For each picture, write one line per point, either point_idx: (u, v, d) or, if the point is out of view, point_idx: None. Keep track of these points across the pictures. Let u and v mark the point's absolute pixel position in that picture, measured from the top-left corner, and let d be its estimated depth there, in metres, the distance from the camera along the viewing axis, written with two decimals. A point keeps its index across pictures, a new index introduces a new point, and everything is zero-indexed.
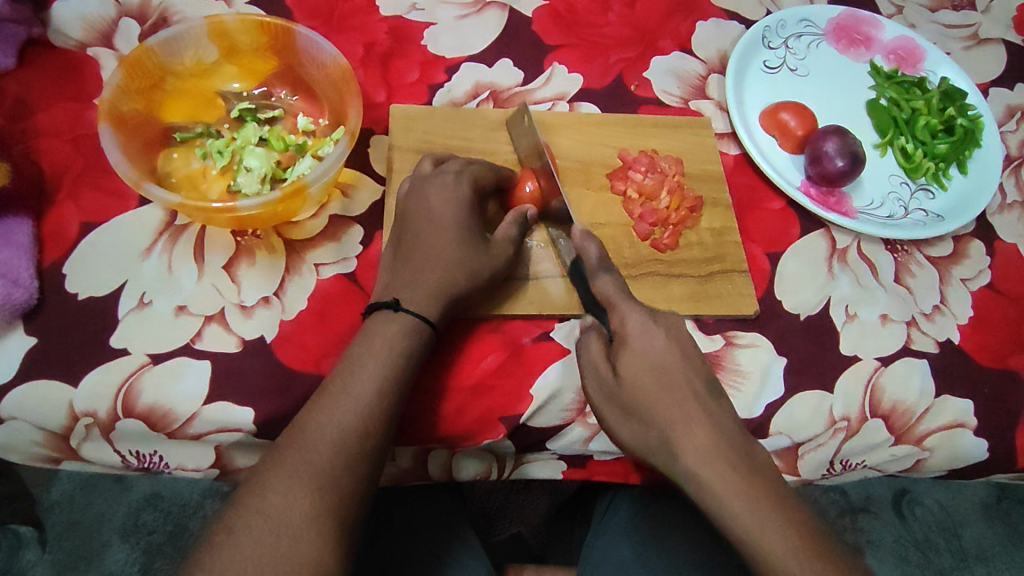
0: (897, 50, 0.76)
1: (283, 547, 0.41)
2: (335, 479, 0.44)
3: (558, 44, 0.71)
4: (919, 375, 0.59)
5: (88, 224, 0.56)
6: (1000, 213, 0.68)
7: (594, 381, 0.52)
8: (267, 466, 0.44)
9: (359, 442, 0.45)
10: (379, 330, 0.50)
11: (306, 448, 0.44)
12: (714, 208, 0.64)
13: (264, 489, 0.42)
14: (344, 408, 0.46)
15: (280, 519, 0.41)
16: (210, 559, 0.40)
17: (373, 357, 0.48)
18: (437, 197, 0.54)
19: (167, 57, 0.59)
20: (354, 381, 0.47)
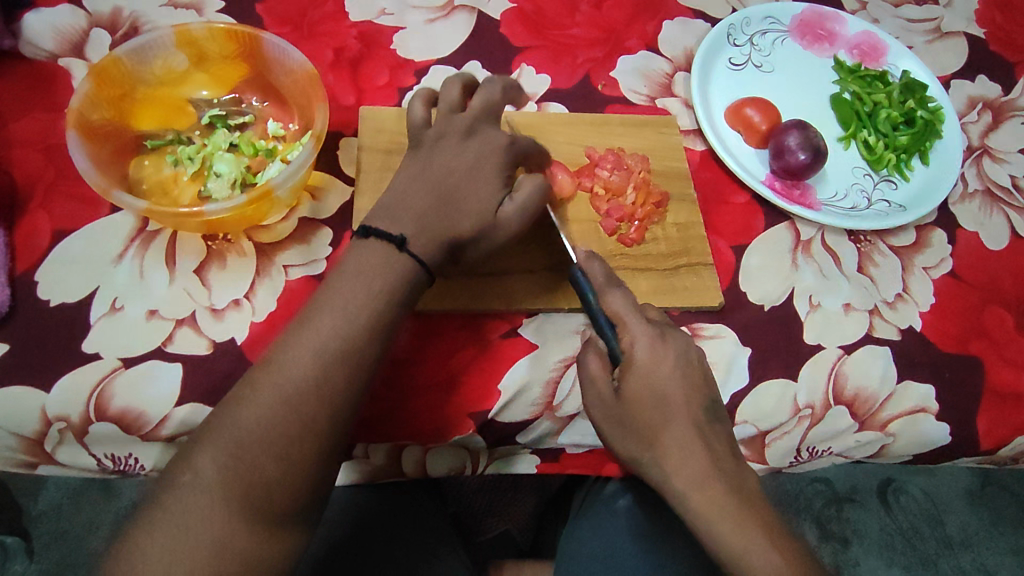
0: (860, 45, 0.77)
1: (256, 477, 0.42)
2: (317, 415, 0.44)
3: (526, 46, 0.72)
4: (881, 363, 0.60)
5: (60, 232, 0.56)
6: (961, 202, 0.70)
7: (596, 404, 0.51)
8: (247, 393, 0.43)
9: (343, 378, 0.45)
10: (372, 260, 0.48)
11: (287, 380, 0.43)
12: (680, 203, 0.65)
13: (206, 460, 0.42)
14: (298, 379, 0.44)
15: (254, 452, 0.42)
16: (181, 482, 0.41)
17: (338, 324, 0.45)
18: (444, 152, 0.53)
19: (136, 66, 0.60)
20: (343, 314, 0.45)
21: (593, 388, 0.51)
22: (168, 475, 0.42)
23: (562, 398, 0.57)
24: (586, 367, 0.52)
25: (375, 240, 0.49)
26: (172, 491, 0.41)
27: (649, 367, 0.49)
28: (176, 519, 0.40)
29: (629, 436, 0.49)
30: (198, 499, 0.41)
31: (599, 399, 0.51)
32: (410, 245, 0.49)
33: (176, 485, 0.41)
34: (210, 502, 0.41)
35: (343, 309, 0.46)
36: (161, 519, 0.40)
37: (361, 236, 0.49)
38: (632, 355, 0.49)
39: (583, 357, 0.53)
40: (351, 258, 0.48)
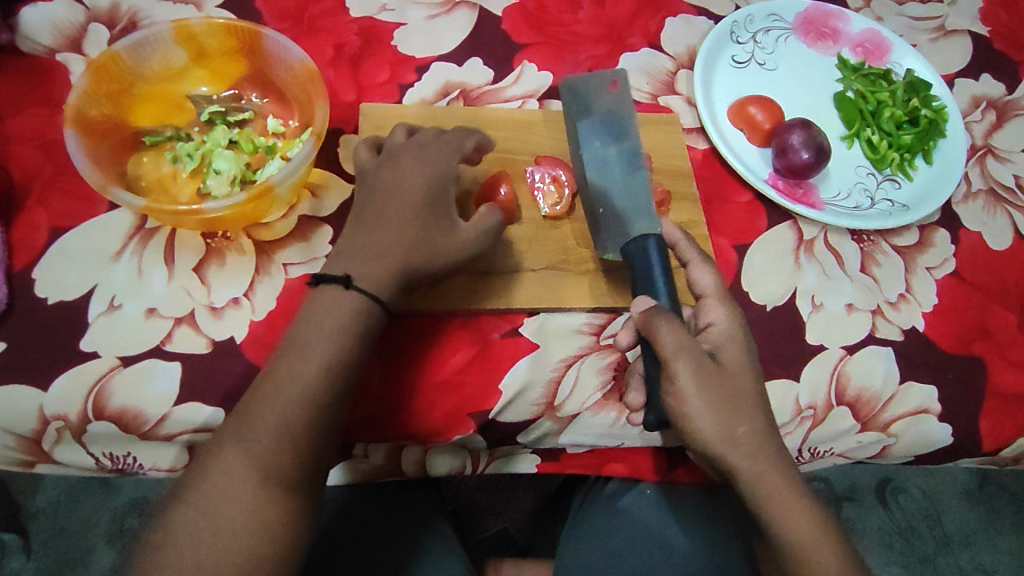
0: (864, 43, 0.77)
1: (222, 539, 0.42)
2: (280, 471, 0.44)
3: (528, 43, 0.72)
4: (884, 363, 0.60)
5: (57, 229, 0.56)
6: (965, 201, 0.69)
7: (692, 364, 0.46)
8: (212, 455, 0.44)
9: (304, 435, 0.45)
10: (331, 307, 0.47)
11: (248, 440, 0.44)
12: (682, 202, 0.65)
13: (213, 472, 0.44)
14: (291, 391, 0.45)
15: (220, 513, 0.43)
16: (152, 546, 0.42)
17: (322, 338, 0.46)
18: (408, 165, 0.53)
19: (135, 62, 0.60)
20: (300, 368, 0.45)
21: (688, 352, 0.46)
22: (140, 540, 0.43)
23: (563, 398, 0.56)
24: (666, 331, 0.46)
25: (327, 285, 0.48)
26: (155, 544, 0.42)
27: (736, 339, 0.50)
28: (191, 530, 0.42)
29: (725, 410, 0.46)
30: (211, 509, 0.43)
31: (699, 363, 0.46)
32: (357, 282, 0.48)
33: (189, 497, 0.43)
34: (222, 513, 0.43)
35: (323, 324, 0.46)
36: (177, 532, 0.42)
37: (313, 284, 0.48)
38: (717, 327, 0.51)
39: (663, 318, 0.47)
40: (311, 306, 0.48)
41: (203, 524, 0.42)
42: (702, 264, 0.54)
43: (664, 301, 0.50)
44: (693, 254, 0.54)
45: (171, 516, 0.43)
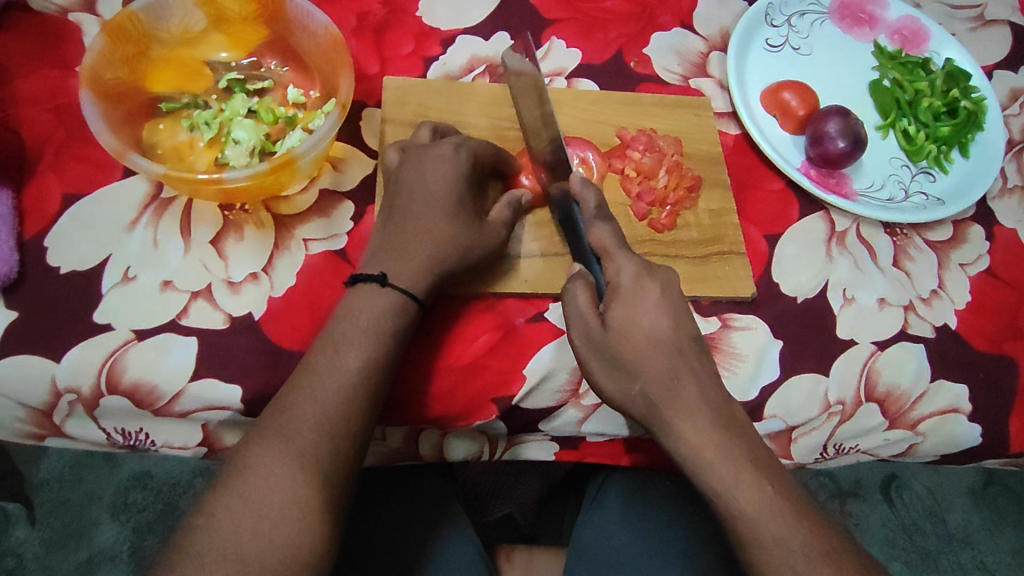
0: (902, 30, 0.74)
1: (264, 529, 0.40)
2: (320, 459, 0.43)
3: (556, 19, 0.69)
4: (915, 360, 0.58)
5: (70, 196, 0.54)
6: (1000, 197, 0.67)
7: (577, 326, 0.49)
8: (248, 446, 0.43)
9: (344, 424, 0.45)
10: (366, 305, 0.48)
11: (287, 429, 0.43)
12: (713, 188, 0.63)
13: (251, 461, 0.42)
14: (334, 379, 0.45)
15: (261, 500, 0.41)
16: (189, 540, 0.40)
17: (360, 332, 0.47)
18: (434, 166, 0.53)
19: (152, 23, 0.57)
20: (338, 360, 0.46)
21: (577, 318, 0.49)
22: (174, 538, 0.40)
23: (588, 386, 0.55)
24: (572, 298, 0.49)
25: (360, 284, 0.50)
26: (194, 536, 0.40)
27: (644, 316, 0.48)
28: (233, 519, 0.40)
29: (612, 368, 0.48)
30: (254, 495, 0.41)
31: (585, 331, 0.48)
32: (392, 280, 0.50)
33: (228, 486, 0.41)
34: (267, 498, 0.41)
35: (363, 320, 0.48)
36: (218, 520, 0.40)
37: (348, 284, 0.50)
38: (616, 283, 0.49)
39: (569, 288, 0.50)
40: (343, 307, 0.49)
41: (245, 511, 0.40)
42: (612, 226, 0.51)
43: (596, 268, 0.53)
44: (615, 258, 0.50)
45: (208, 506, 0.41)
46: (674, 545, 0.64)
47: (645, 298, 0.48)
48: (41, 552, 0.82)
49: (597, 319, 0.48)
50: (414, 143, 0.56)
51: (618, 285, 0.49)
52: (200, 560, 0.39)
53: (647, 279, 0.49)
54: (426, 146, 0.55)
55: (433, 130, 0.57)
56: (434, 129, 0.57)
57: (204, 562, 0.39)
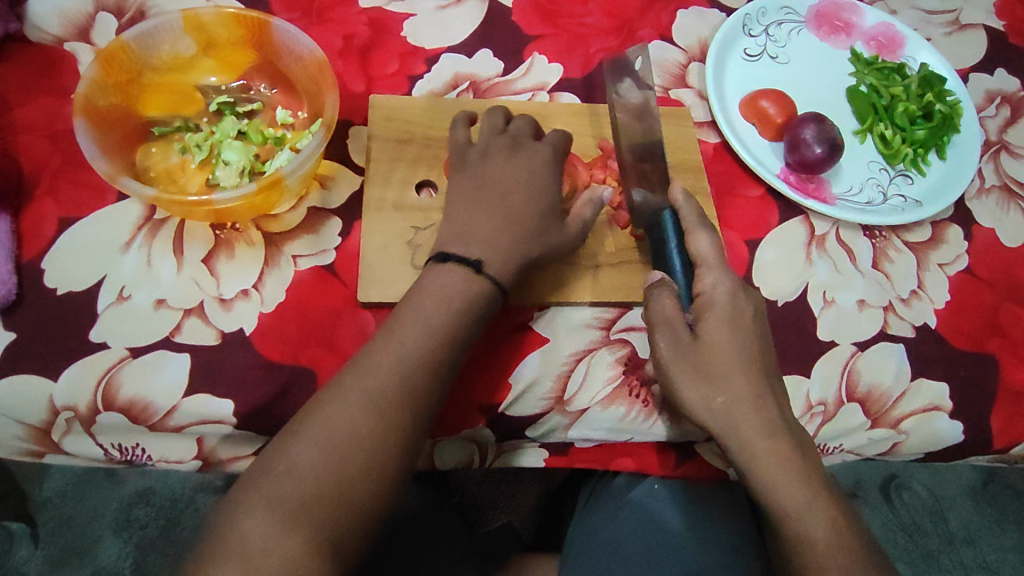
0: (877, 36, 0.76)
1: (310, 516, 0.40)
2: (373, 451, 0.43)
3: (538, 35, 0.71)
4: (895, 360, 0.60)
5: (66, 219, 0.56)
6: (978, 197, 0.69)
7: (666, 336, 0.50)
8: (304, 429, 0.43)
9: (400, 416, 0.45)
10: (423, 303, 0.49)
11: (344, 417, 0.43)
12: (694, 196, 0.64)
13: (306, 447, 0.42)
14: (390, 375, 0.45)
15: (308, 487, 0.41)
16: (233, 520, 0.40)
17: (424, 327, 0.48)
18: None
19: (144, 51, 0.59)
20: (401, 351, 0.47)
21: (665, 325, 0.51)
22: (217, 517, 0.40)
23: (572, 393, 0.56)
24: (659, 305, 0.51)
25: (454, 263, 0.51)
26: (237, 517, 0.40)
27: (723, 308, 0.50)
28: (277, 503, 0.40)
29: (700, 378, 0.49)
30: (293, 490, 0.41)
31: (673, 337, 0.50)
32: (486, 268, 0.51)
33: (269, 480, 0.41)
34: (315, 485, 0.41)
35: (425, 316, 0.48)
36: (262, 507, 0.40)
37: (438, 260, 0.51)
38: (711, 295, 0.51)
39: (655, 295, 0.52)
40: (413, 301, 0.49)
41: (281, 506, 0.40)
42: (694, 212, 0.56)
43: (680, 278, 0.55)
44: (691, 222, 0.55)
45: (249, 494, 0.41)
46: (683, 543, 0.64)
47: (743, 317, 0.51)
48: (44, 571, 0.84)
49: (687, 330, 0.50)
50: (494, 128, 0.60)
51: (710, 290, 0.51)
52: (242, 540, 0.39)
53: (726, 275, 0.52)
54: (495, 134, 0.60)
55: (505, 117, 0.62)
56: (507, 115, 0.62)
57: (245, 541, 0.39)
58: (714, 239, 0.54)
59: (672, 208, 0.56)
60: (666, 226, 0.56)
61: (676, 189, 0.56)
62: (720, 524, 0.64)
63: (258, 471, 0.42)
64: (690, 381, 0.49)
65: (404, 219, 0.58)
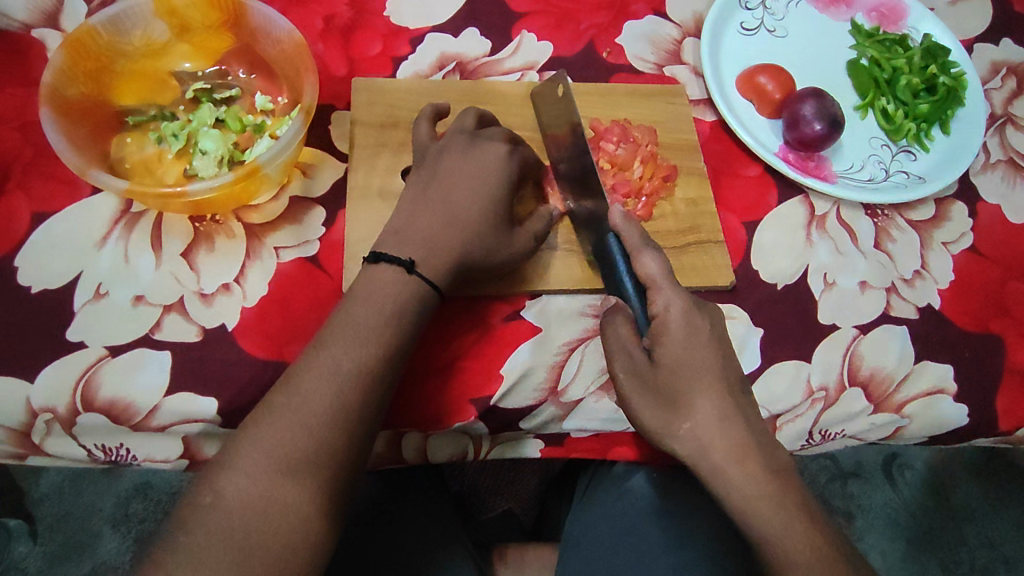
0: (879, 7, 0.73)
1: (277, 502, 0.40)
2: (336, 431, 0.42)
3: (526, 12, 0.68)
4: (898, 343, 0.58)
5: (39, 214, 0.54)
6: (983, 172, 0.67)
7: (624, 364, 0.49)
8: (261, 418, 0.42)
9: (362, 394, 0.43)
10: (384, 283, 0.47)
11: (302, 400, 0.42)
12: (689, 178, 0.62)
13: (266, 433, 0.41)
14: (348, 353, 0.44)
15: (270, 474, 0.40)
16: (197, 514, 0.39)
17: (382, 305, 0.46)
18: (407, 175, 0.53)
19: (114, 37, 0.57)
20: (357, 329, 0.45)
21: (622, 353, 0.50)
22: (179, 513, 0.39)
23: (566, 383, 0.55)
24: (615, 333, 0.51)
25: (387, 265, 0.48)
26: (203, 509, 0.39)
27: (678, 330, 0.47)
28: (243, 491, 0.39)
29: (660, 405, 0.47)
30: (219, 529, 0.38)
31: (630, 366, 0.49)
32: (419, 267, 0.48)
33: (192, 516, 0.39)
34: (279, 469, 0.40)
35: (380, 298, 0.46)
36: (179, 559, 0.37)
37: (371, 261, 0.48)
38: (664, 318, 0.48)
39: (610, 324, 0.51)
40: (363, 283, 0.47)
41: (205, 545, 0.38)
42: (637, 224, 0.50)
43: (635, 301, 0.52)
44: (634, 241, 0.50)
45: (172, 538, 0.38)
46: (683, 539, 0.62)
47: (699, 334, 0.47)
48: (43, 567, 0.83)
49: (643, 354, 0.49)
50: (459, 128, 0.55)
51: (663, 314, 0.48)
52: (209, 533, 0.38)
53: (679, 293, 0.48)
54: (456, 133, 0.55)
55: (478, 118, 0.57)
56: (479, 116, 0.57)
57: (214, 534, 0.38)
58: (659, 258, 0.49)
59: (615, 231, 0.51)
60: (614, 248, 0.52)
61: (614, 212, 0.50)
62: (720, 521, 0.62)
63: (181, 510, 0.40)
64: (646, 405, 0.47)
65: (380, 212, 0.56)
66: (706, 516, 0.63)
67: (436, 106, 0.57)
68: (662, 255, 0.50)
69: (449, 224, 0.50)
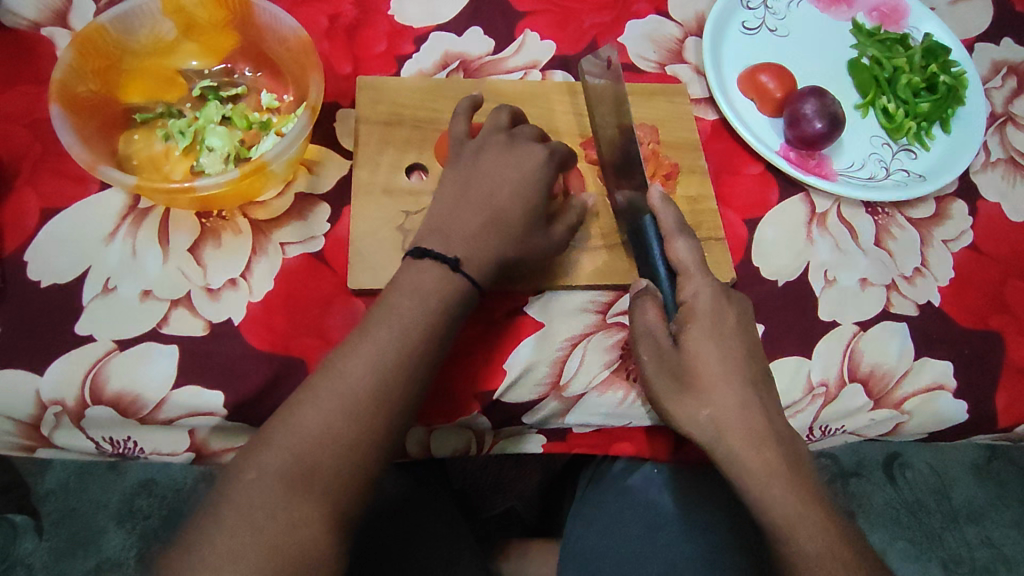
0: (880, 7, 0.74)
1: (309, 494, 0.40)
2: (371, 427, 0.43)
3: (529, 11, 0.69)
4: (898, 340, 0.59)
5: (48, 210, 0.54)
6: (983, 170, 0.67)
7: (648, 348, 0.49)
8: (297, 407, 0.43)
9: (399, 392, 0.44)
10: (423, 282, 0.48)
11: (340, 394, 0.43)
12: (690, 175, 0.63)
13: (301, 425, 0.42)
14: (389, 351, 0.44)
15: (303, 465, 0.40)
16: (229, 498, 0.39)
17: (422, 306, 0.46)
18: None
19: (122, 34, 0.57)
20: (397, 327, 0.45)
21: (646, 337, 0.50)
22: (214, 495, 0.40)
23: (568, 378, 0.55)
24: (642, 316, 0.51)
25: (430, 260, 0.48)
26: (236, 494, 0.39)
27: (704, 316, 0.49)
28: (276, 480, 0.40)
29: (680, 390, 0.48)
30: (250, 514, 0.39)
31: (654, 349, 0.49)
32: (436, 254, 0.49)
33: (226, 499, 0.39)
34: (311, 462, 0.41)
35: (419, 299, 0.47)
36: (208, 541, 0.38)
37: (415, 256, 0.49)
38: (692, 305, 0.49)
39: (638, 304, 0.51)
40: (405, 279, 0.48)
41: (236, 528, 0.38)
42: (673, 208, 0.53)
43: (663, 285, 0.53)
44: (671, 226, 0.52)
45: (208, 515, 0.39)
46: (686, 538, 0.63)
47: (724, 322, 0.49)
48: (49, 562, 0.83)
49: (667, 337, 0.49)
50: (490, 127, 0.56)
51: (691, 299, 0.50)
52: (241, 518, 0.38)
53: (709, 282, 0.50)
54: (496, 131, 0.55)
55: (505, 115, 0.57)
56: (511, 113, 0.58)
57: (243, 518, 0.39)
58: (692, 246, 0.52)
59: (652, 213, 0.54)
60: (647, 229, 0.54)
61: (656, 192, 0.53)
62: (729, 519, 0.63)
63: (218, 489, 0.40)
64: (666, 389, 0.48)
65: (385, 208, 0.57)
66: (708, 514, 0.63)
67: (473, 98, 0.58)
68: (695, 242, 0.52)
69: (454, 221, 0.51)
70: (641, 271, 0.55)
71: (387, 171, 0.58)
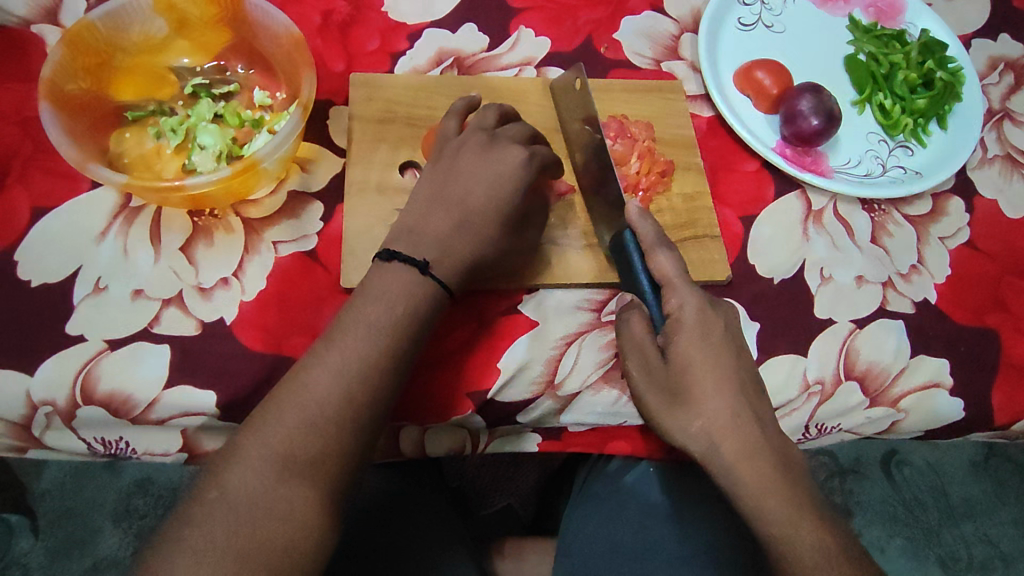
0: (877, 3, 0.73)
1: (282, 503, 0.40)
2: (341, 434, 0.42)
3: (524, 7, 0.68)
4: (895, 337, 0.58)
5: (39, 209, 0.54)
6: (980, 167, 0.67)
7: (639, 361, 0.50)
8: (265, 417, 0.42)
9: (368, 398, 0.44)
10: (390, 287, 0.47)
11: (307, 403, 0.42)
12: (685, 172, 0.62)
13: (270, 435, 0.41)
14: (356, 358, 0.44)
15: (275, 474, 0.40)
16: (199, 510, 0.39)
17: (390, 311, 0.46)
18: None
19: (113, 32, 0.57)
20: (365, 333, 0.45)
21: (636, 351, 0.50)
22: (183, 507, 0.40)
23: (563, 377, 0.55)
24: (630, 332, 0.51)
25: (400, 264, 0.48)
26: (208, 505, 0.39)
27: (692, 326, 0.47)
28: (247, 492, 0.39)
29: (672, 403, 0.47)
30: (222, 526, 0.38)
31: (644, 363, 0.49)
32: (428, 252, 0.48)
33: (197, 510, 0.39)
34: (282, 471, 0.40)
35: (389, 304, 0.46)
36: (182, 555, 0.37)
37: (385, 260, 0.48)
38: (678, 317, 0.48)
39: (625, 321, 0.52)
40: (374, 284, 0.47)
41: (214, 536, 0.38)
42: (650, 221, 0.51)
43: (648, 298, 0.52)
44: (649, 239, 0.50)
45: (180, 525, 0.39)
46: (684, 536, 0.63)
47: (710, 332, 0.47)
48: (44, 562, 0.83)
49: (655, 350, 0.49)
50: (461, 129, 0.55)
51: (677, 312, 0.48)
52: (214, 530, 0.38)
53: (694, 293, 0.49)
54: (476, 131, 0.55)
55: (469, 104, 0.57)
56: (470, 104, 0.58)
57: (215, 531, 0.38)
58: (674, 256, 0.50)
59: (631, 226, 0.52)
60: (628, 243, 0.53)
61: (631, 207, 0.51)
62: (727, 518, 0.62)
63: (189, 501, 0.40)
64: (659, 403, 0.48)
65: (378, 206, 0.57)
66: (705, 512, 0.63)
67: (469, 99, 0.58)
68: (678, 255, 0.50)
69: (446, 220, 0.50)
70: (627, 283, 0.54)
71: (380, 169, 0.58)
